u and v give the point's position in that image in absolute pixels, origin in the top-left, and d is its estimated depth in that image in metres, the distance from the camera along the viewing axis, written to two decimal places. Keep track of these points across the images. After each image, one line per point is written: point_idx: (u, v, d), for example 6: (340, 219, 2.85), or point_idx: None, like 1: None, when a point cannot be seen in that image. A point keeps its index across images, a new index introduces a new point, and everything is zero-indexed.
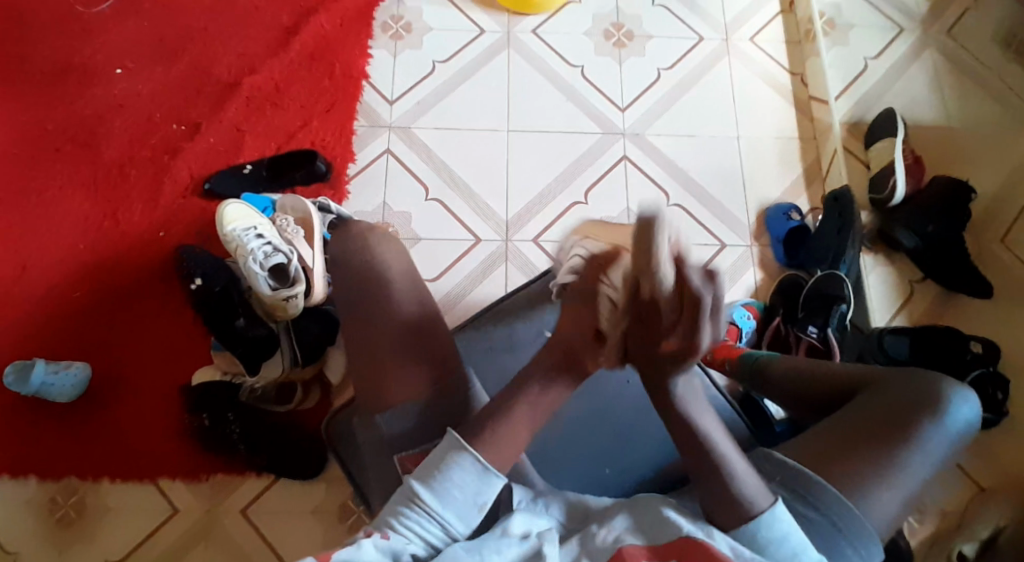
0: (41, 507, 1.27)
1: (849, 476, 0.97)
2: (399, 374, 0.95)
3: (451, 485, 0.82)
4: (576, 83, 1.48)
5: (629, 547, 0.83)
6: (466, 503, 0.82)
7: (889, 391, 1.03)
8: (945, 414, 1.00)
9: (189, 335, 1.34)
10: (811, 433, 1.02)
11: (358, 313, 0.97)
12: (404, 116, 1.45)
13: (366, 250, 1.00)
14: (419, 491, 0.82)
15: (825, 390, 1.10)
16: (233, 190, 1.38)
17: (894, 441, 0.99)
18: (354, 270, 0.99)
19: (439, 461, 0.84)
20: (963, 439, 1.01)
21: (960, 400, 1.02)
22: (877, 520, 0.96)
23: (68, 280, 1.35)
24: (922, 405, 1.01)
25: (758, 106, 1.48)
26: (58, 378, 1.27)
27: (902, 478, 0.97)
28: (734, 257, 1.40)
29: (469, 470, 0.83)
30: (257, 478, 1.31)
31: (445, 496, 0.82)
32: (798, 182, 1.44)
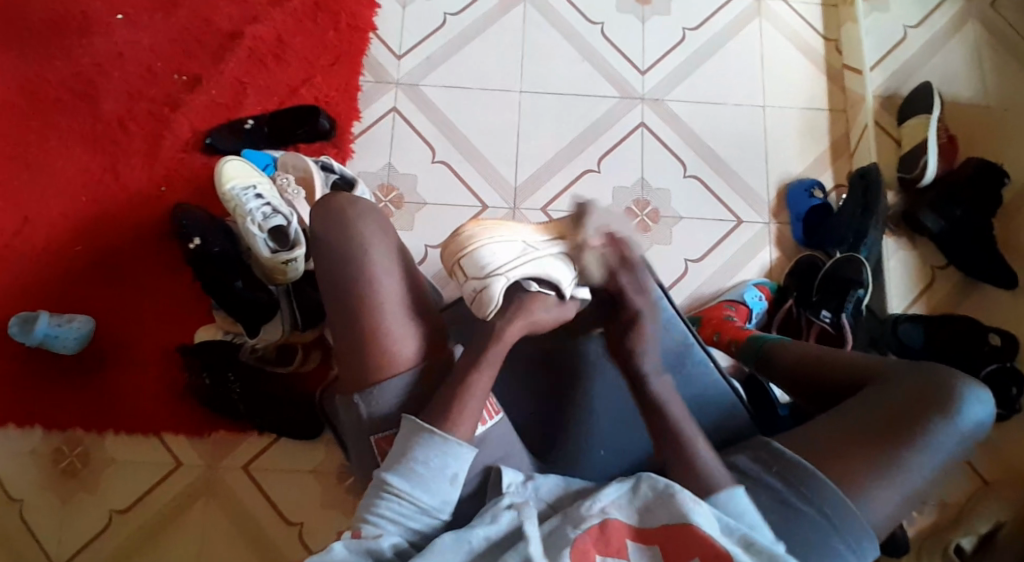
0: (48, 456, 1.29)
1: (848, 471, 0.92)
2: (384, 348, 0.91)
3: (418, 469, 0.83)
4: (594, 42, 1.41)
5: (614, 522, 0.82)
6: (438, 485, 0.83)
7: (897, 384, 0.97)
8: (956, 411, 0.94)
9: (191, 293, 1.34)
10: (812, 422, 0.97)
11: (335, 287, 0.94)
12: (413, 72, 1.39)
13: (343, 231, 0.94)
14: (390, 481, 0.83)
15: (830, 377, 1.05)
16: (233, 146, 1.34)
17: (899, 436, 0.93)
18: (333, 253, 0.94)
19: (402, 448, 0.85)
20: (973, 437, 0.95)
21: (973, 397, 0.95)
22: (876, 516, 0.91)
23: (71, 232, 1.34)
24: (933, 401, 0.94)
25: (786, 74, 1.40)
26: (62, 332, 1.27)
27: (904, 476, 0.91)
28: (749, 235, 1.34)
29: (432, 449, 0.84)
30: (259, 437, 1.32)
31: (416, 481, 0.83)
32: (823, 157, 1.37)
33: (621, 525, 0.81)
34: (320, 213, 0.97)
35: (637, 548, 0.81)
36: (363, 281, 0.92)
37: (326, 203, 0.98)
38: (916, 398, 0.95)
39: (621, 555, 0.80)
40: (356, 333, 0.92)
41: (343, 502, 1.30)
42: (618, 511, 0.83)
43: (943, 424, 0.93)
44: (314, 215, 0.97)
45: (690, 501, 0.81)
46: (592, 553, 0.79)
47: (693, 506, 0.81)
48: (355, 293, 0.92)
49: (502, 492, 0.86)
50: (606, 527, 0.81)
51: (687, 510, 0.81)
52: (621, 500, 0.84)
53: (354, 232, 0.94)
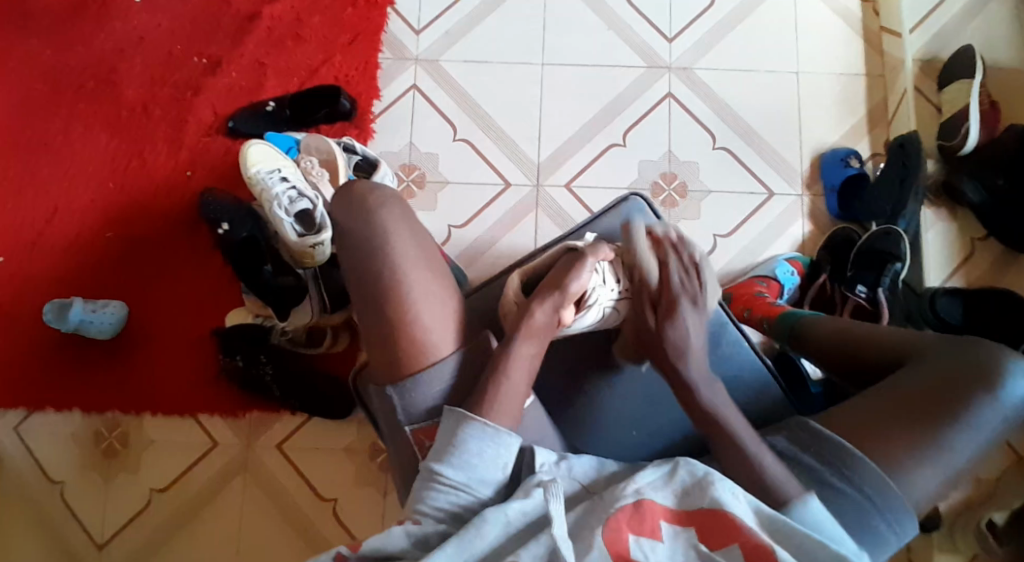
0: (90, 437, 1.33)
1: (890, 452, 0.90)
2: (416, 338, 0.91)
3: (466, 457, 0.85)
4: (619, 9, 1.35)
5: (648, 503, 0.81)
6: (486, 472, 0.85)
7: (939, 360, 0.95)
8: (1000, 388, 0.91)
9: (221, 277, 1.35)
10: (850, 401, 0.95)
11: (359, 285, 0.93)
12: (431, 48, 1.36)
13: (366, 219, 0.93)
14: (440, 469, 0.84)
15: (869, 354, 1.02)
16: (255, 130, 1.33)
17: (940, 416, 0.90)
18: (357, 246, 0.93)
19: (449, 435, 0.86)
20: (1019, 416, 0.92)
21: (1017, 373, 0.92)
22: (916, 496, 0.89)
23: (101, 219, 1.35)
24: (975, 376, 0.91)
25: (822, 38, 1.34)
26: (96, 318, 1.29)
27: (946, 455, 0.89)
28: (782, 208, 1.30)
29: (479, 435, 0.85)
30: (292, 417, 1.34)
31: (466, 469, 0.84)
32: (860, 126, 1.31)
33: (656, 506, 0.81)
34: (341, 200, 0.96)
35: (672, 529, 0.80)
36: (390, 274, 0.91)
37: (347, 188, 0.97)
38: (957, 377, 0.92)
39: (655, 537, 0.79)
40: (383, 327, 0.92)
41: (376, 479, 1.32)
42: (653, 492, 0.83)
43: (986, 401, 0.91)
44: (335, 203, 0.96)
45: (726, 492, 0.82)
46: (625, 532, 0.79)
47: (731, 498, 0.81)
48: (376, 293, 0.92)
49: (536, 472, 0.86)
50: (641, 506, 0.81)
51: (722, 498, 0.81)
52: (657, 482, 0.84)
53: (378, 224, 0.93)
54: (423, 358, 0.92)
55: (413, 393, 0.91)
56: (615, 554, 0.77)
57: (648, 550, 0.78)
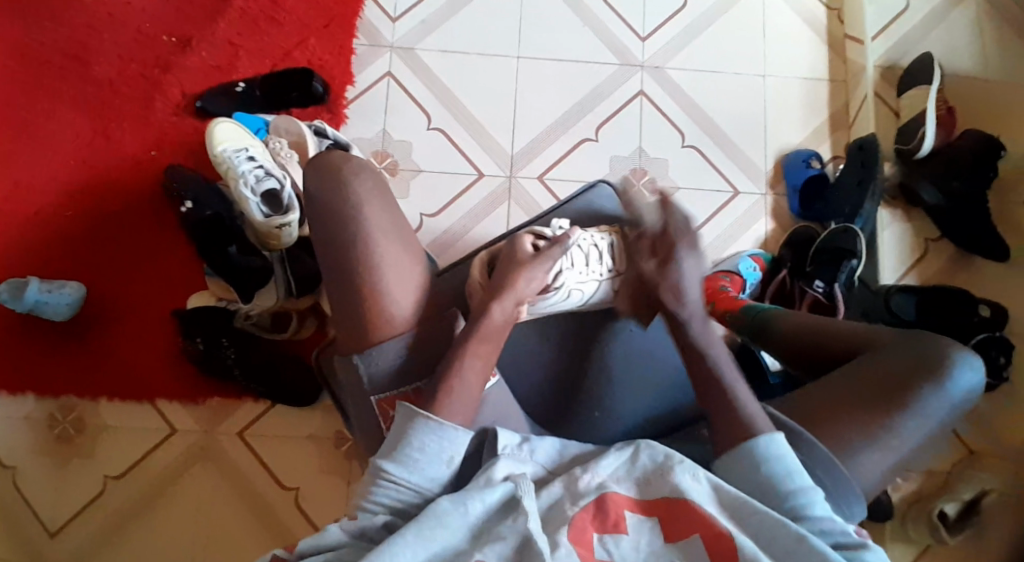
0: (42, 421, 1.29)
1: (841, 437, 0.94)
2: (387, 314, 0.93)
3: (412, 454, 0.85)
4: (595, 7, 1.38)
5: (612, 495, 0.83)
6: (432, 467, 0.85)
7: (891, 353, 0.99)
8: (948, 379, 0.96)
9: (185, 259, 1.32)
10: (807, 389, 0.98)
11: (333, 262, 0.93)
12: (408, 36, 1.36)
13: (342, 199, 0.94)
14: (385, 466, 0.84)
15: (826, 344, 1.06)
16: (225, 111, 1.31)
17: (892, 405, 0.94)
18: (330, 218, 0.94)
19: (398, 432, 0.86)
20: (963, 405, 0.97)
21: (964, 365, 0.96)
22: (865, 479, 0.93)
23: (61, 196, 1.31)
24: (925, 367, 0.96)
25: (787, 44, 1.38)
26: (53, 298, 1.25)
27: (895, 441, 0.93)
28: (747, 206, 1.34)
29: (426, 432, 0.85)
30: (255, 403, 1.32)
31: (411, 466, 0.84)
32: (822, 129, 1.36)
33: (620, 497, 0.83)
34: (315, 171, 0.96)
35: (637, 519, 0.81)
36: (359, 248, 0.92)
37: (320, 160, 0.97)
38: (908, 368, 0.96)
39: (620, 530, 0.80)
40: (361, 304, 0.92)
41: (340, 468, 1.31)
42: (617, 483, 0.85)
43: (934, 392, 0.95)
44: (309, 174, 0.97)
45: (687, 477, 0.84)
46: (589, 531, 0.80)
47: (691, 482, 0.84)
48: (354, 270, 0.92)
49: (499, 455, 0.87)
50: (605, 499, 0.82)
51: (682, 483, 0.83)
52: (621, 472, 0.86)
53: (354, 202, 0.94)
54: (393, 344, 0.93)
55: (378, 362, 0.92)
56: (582, 550, 0.78)
57: (613, 545, 0.79)
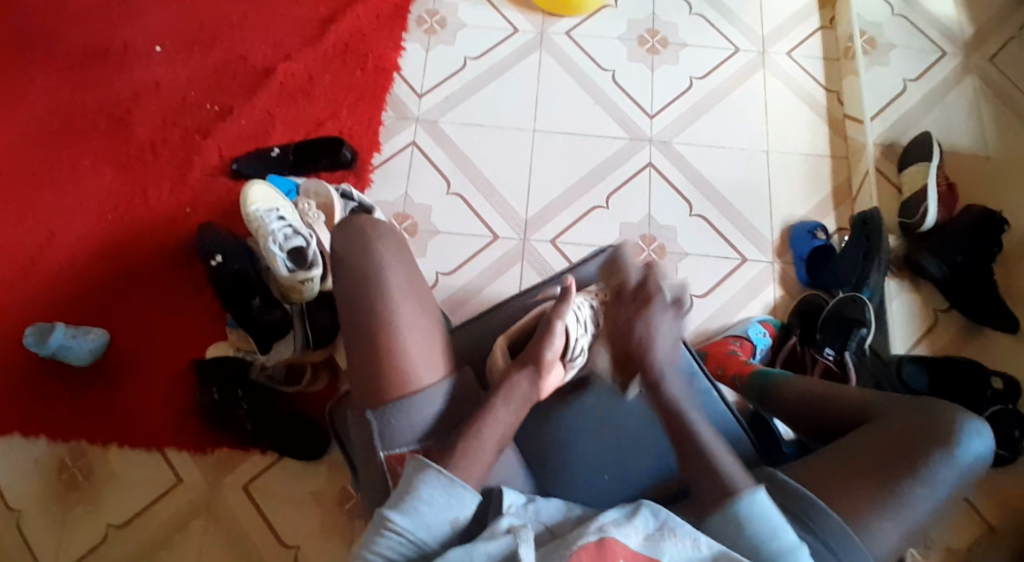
0: (52, 467, 1.30)
1: (849, 504, 0.91)
2: (404, 369, 0.94)
3: (417, 507, 0.83)
4: (606, 87, 1.46)
5: (611, 541, 0.78)
6: (438, 523, 0.83)
7: (897, 419, 0.96)
8: (957, 446, 0.92)
9: (209, 312, 1.37)
10: (813, 457, 0.96)
11: (352, 317, 0.96)
12: (432, 110, 1.46)
13: (362, 247, 0.99)
14: (389, 517, 0.83)
15: (834, 412, 1.03)
16: (259, 172, 1.40)
17: (899, 472, 0.91)
18: (352, 277, 0.97)
19: (406, 484, 0.85)
20: (974, 474, 0.93)
21: (973, 434, 0.93)
22: (877, 548, 0.90)
23: (95, 249, 1.38)
24: (937, 433, 0.93)
25: (790, 123, 1.45)
26: (77, 343, 1.29)
27: (904, 509, 0.90)
28: (754, 273, 1.36)
29: (435, 485, 0.84)
30: (261, 458, 1.32)
31: (416, 518, 0.83)
32: (826, 202, 1.40)
33: (619, 546, 0.78)
34: (340, 233, 1.01)
35: None
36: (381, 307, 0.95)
37: (346, 223, 1.02)
38: (915, 435, 0.93)
39: None
40: (371, 323, 0.95)
41: (342, 527, 1.29)
42: (616, 530, 0.80)
43: (944, 459, 0.92)
44: (334, 235, 1.01)
45: (687, 539, 0.81)
46: None
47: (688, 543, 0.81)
48: (370, 321, 0.95)
49: (503, 514, 0.84)
50: (605, 543, 0.78)
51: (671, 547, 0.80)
52: (620, 520, 0.82)
53: (374, 259, 0.98)
54: (407, 381, 0.94)
55: (394, 418, 0.93)
56: None
57: None
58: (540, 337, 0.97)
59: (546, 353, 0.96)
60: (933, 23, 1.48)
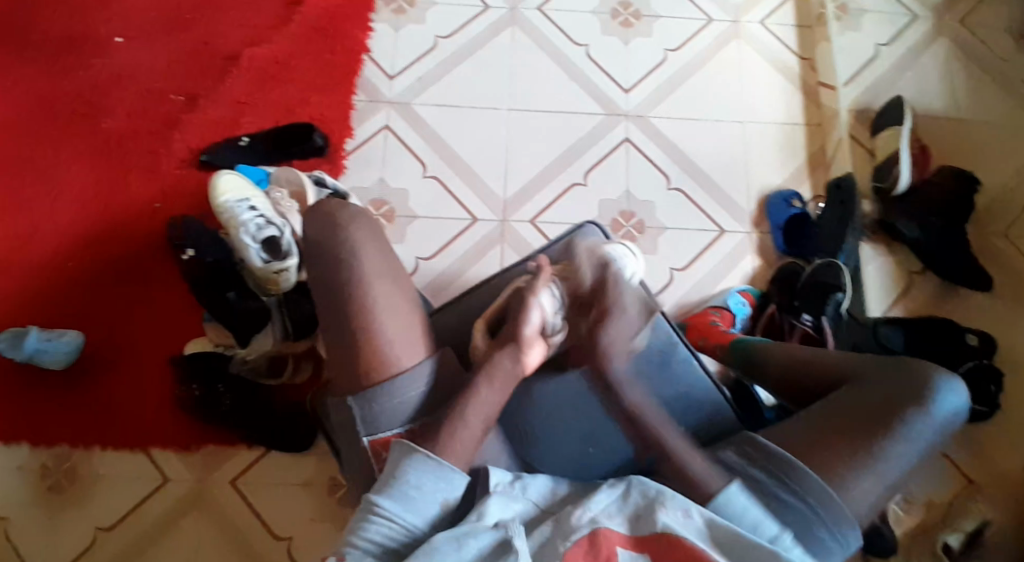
0: (35, 472, 1.27)
1: (828, 463, 0.90)
2: (382, 354, 0.92)
3: (406, 490, 0.83)
4: (580, 62, 1.46)
5: (604, 530, 0.80)
6: (428, 506, 0.83)
7: (873, 379, 0.95)
8: (932, 401, 0.92)
9: (185, 306, 1.34)
10: (791, 419, 0.95)
11: (328, 304, 0.95)
12: (405, 91, 1.43)
13: (335, 239, 0.97)
14: (378, 502, 0.82)
15: (812, 376, 1.03)
16: (229, 163, 1.37)
17: (877, 430, 0.91)
18: (328, 262, 0.96)
19: (392, 469, 0.85)
20: (950, 429, 0.93)
21: (947, 389, 0.93)
22: (858, 508, 0.89)
23: (64, 247, 1.35)
24: (910, 393, 0.92)
25: (764, 91, 1.44)
26: (52, 346, 1.27)
27: (883, 465, 0.89)
28: (733, 244, 1.36)
29: (423, 468, 0.84)
30: (248, 451, 1.30)
31: (404, 501, 0.82)
32: (801, 169, 1.39)
33: (613, 534, 0.80)
34: (313, 220, 0.99)
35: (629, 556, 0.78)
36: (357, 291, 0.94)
37: (318, 209, 1.00)
38: (892, 394, 0.93)
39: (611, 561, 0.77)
40: (353, 317, 0.93)
41: (334, 515, 1.28)
42: (609, 520, 0.81)
43: (919, 416, 0.91)
44: (307, 222, 1.00)
45: (677, 513, 0.81)
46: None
47: (680, 520, 0.81)
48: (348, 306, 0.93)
49: (491, 492, 0.85)
50: (596, 536, 0.79)
51: (664, 520, 0.80)
52: (612, 509, 0.82)
53: (348, 243, 0.96)
54: (388, 364, 0.92)
55: (374, 403, 0.91)
56: None
57: None
58: (517, 316, 0.97)
59: (527, 329, 0.95)
60: None
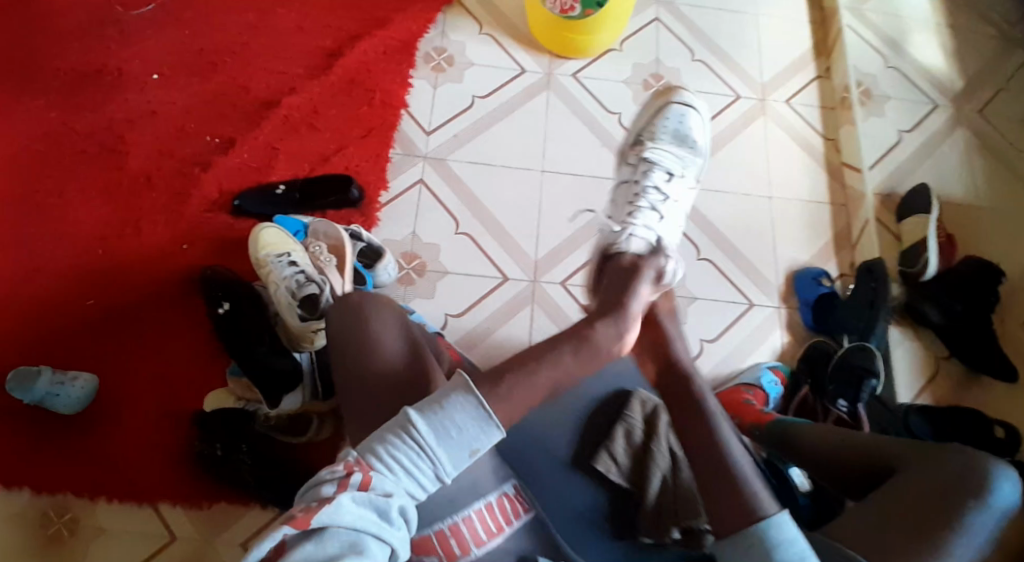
0: (34, 522, 1.20)
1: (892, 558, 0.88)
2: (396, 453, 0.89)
3: (448, 429, 0.77)
4: (614, 128, 1.48)
5: None
6: (464, 450, 0.78)
7: (926, 469, 0.95)
8: (989, 495, 0.91)
9: (207, 352, 1.29)
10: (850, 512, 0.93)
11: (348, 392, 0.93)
12: (440, 147, 1.44)
13: (353, 330, 0.94)
14: (418, 428, 0.77)
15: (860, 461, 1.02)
16: (262, 210, 1.35)
17: (939, 524, 0.89)
18: (342, 351, 0.94)
19: (440, 397, 0.79)
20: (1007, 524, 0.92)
21: (1003, 482, 0.93)
22: None
23: (82, 287, 1.30)
24: (969, 483, 0.92)
25: (792, 167, 1.47)
26: (65, 389, 1.21)
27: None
28: (761, 318, 1.37)
29: (471, 411, 0.78)
30: (261, 511, 1.23)
31: (443, 437, 0.77)
32: (827, 247, 1.42)
33: None
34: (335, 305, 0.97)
35: None
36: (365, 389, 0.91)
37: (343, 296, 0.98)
38: (949, 488, 0.92)
39: None
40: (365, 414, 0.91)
41: None
42: None
43: (979, 511, 0.90)
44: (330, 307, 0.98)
45: None
46: None
47: None
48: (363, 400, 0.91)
49: None
50: None
51: None
52: None
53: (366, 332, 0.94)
54: None
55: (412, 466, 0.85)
56: None
57: None
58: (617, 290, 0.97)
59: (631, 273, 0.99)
60: (924, 74, 1.54)
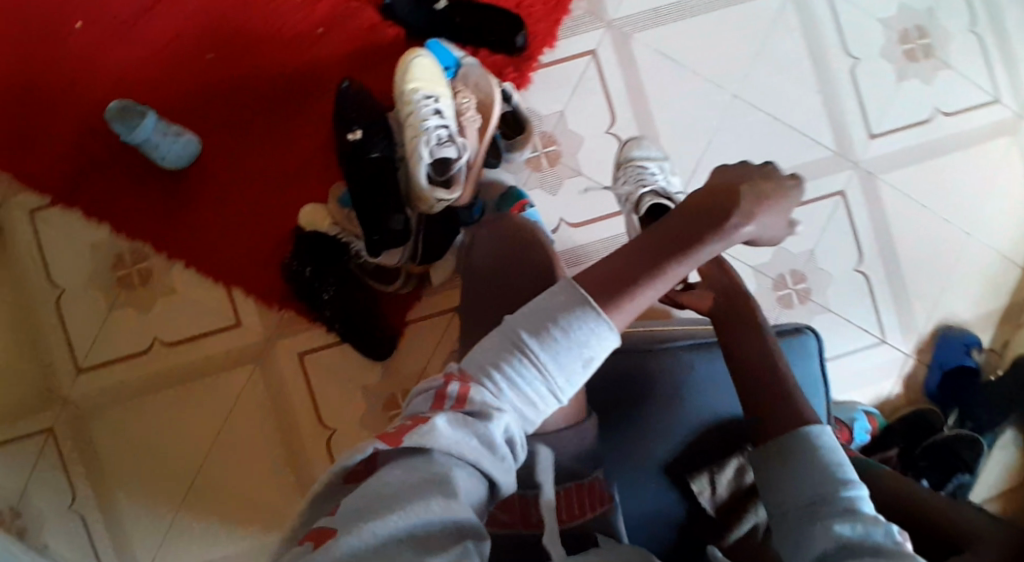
0: (106, 255, 1.14)
1: None
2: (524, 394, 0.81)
3: (560, 343, 0.68)
4: (842, 78, 1.21)
5: None
6: (577, 368, 0.68)
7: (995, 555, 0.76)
8: None
9: (308, 158, 1.16)
10: None
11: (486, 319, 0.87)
12: (631, 19, 1.18)
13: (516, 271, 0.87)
14: (526, 343, 0.68)
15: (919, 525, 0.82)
16: (410, 22, 1.15)
17: None
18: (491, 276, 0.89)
19: (552, 307, 0.70)
20: None
21: None
22: None
23: (201, 32, 1.16)
24: None
25: (1007, 209, 1.23)
26: (166, 144, 1.08)
27: None
28: (885, 358, 1.22)
29: (586, 323, 0.69)
30: (325, 333, 1.15)
31: (554, 355, 0.68)
32: (992, 316, 1.23)
33: None
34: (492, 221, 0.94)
35: None
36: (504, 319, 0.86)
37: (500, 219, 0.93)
38: None
39: None
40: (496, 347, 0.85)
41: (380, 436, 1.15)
42: None
43: None
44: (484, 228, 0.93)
45: None
46: None
47: None
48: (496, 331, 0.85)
49: None
50: None
51: None
52: None
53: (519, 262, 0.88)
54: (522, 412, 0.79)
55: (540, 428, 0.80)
56: None
57: None
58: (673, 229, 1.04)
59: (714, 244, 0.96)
60: None
